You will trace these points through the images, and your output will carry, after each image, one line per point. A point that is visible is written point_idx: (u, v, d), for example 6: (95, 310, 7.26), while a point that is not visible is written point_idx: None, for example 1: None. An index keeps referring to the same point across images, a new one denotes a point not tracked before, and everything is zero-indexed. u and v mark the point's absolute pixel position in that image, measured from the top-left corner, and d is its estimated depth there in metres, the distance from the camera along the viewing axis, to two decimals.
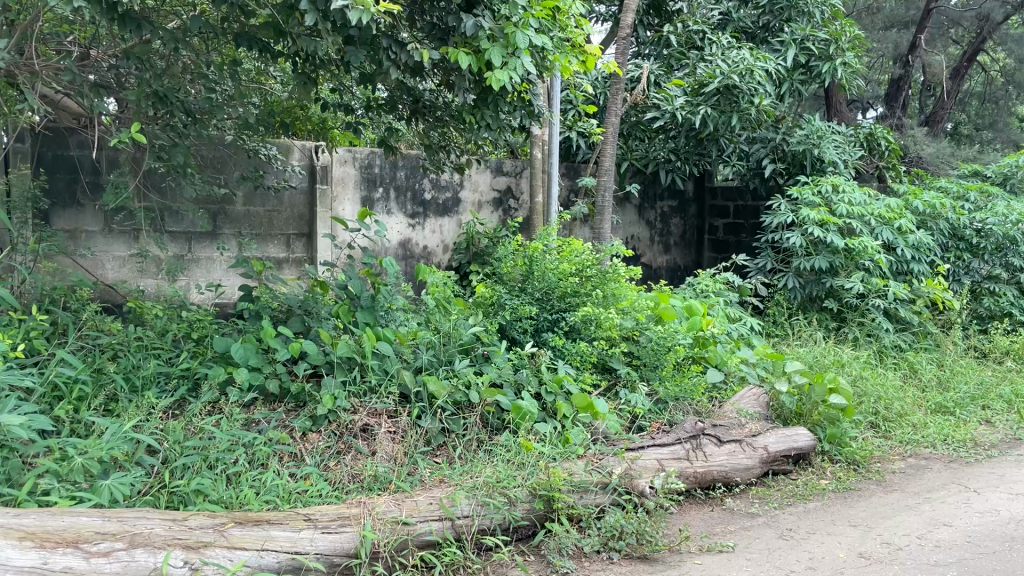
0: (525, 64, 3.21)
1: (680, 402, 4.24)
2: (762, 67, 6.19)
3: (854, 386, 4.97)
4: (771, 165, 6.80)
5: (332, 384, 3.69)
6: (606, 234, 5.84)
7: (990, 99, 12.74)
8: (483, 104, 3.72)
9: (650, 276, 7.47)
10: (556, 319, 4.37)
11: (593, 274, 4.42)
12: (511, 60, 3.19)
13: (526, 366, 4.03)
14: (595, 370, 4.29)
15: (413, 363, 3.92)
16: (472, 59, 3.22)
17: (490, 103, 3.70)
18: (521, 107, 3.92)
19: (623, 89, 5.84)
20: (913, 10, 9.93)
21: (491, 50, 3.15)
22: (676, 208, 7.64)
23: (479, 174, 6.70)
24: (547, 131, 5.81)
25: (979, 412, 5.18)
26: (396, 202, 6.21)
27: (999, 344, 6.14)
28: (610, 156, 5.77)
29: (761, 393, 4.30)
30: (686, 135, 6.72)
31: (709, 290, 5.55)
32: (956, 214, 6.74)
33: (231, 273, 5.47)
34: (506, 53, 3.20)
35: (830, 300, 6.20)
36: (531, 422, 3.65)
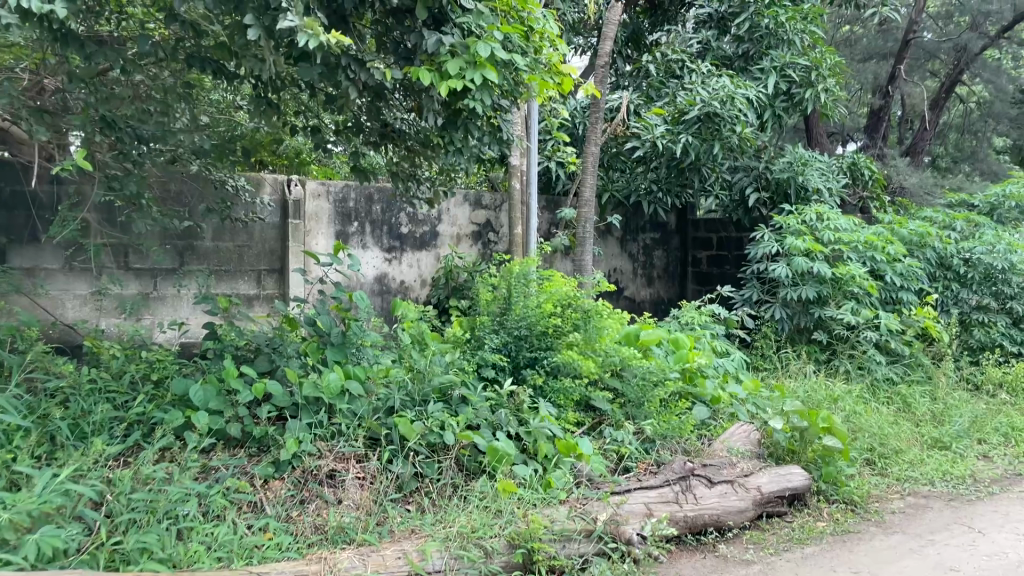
0: (484, 76, 3.03)
1: (668, 442, 4.01)
2: (742, 94, 6.09)
3: (847, 421, 4.78)
4: (754, 194, 6.71)
5: (297, 427, 3.46)
6: (588, 267, 5.63)
7: (969, 130, 12.81)
8: (451, 126, 3.57)
9: (633, 310, 7.30)
10: (539, 357, 4.15)
11: (576, 309, 4.21)
12: (474, 72, 3.03)
13: (504, 406, 3.80)
14: (578, 409, 4.09)
15: (385, 404, 3.67)
16: (435, 75, 3.05)
17: (458, 126, 3.55)
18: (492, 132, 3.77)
19: (603, 119, 5.72)
20: (891, 41, 9.98)
21: (451, 60, 3.01)
22: (658, 240, 7.50)
23: (458, 207, 6.54)
24: (524, 161, 5.53)
25: (976, 447, 5.00)
26: (372, 236, 6.03)
27: (992, 376, 5.98)
28: (590, 188, 5.63)
29: (752, 430, 4.16)
30: (667, 166, 6.55)
31: (694, 322, 5.36)
32: (942, 243, 6.64)
33: (198, 311, 5.23)
34: (468, 67, 3.04)
35: (819, 332, 6.05)
36: (508, 465, 3.43)
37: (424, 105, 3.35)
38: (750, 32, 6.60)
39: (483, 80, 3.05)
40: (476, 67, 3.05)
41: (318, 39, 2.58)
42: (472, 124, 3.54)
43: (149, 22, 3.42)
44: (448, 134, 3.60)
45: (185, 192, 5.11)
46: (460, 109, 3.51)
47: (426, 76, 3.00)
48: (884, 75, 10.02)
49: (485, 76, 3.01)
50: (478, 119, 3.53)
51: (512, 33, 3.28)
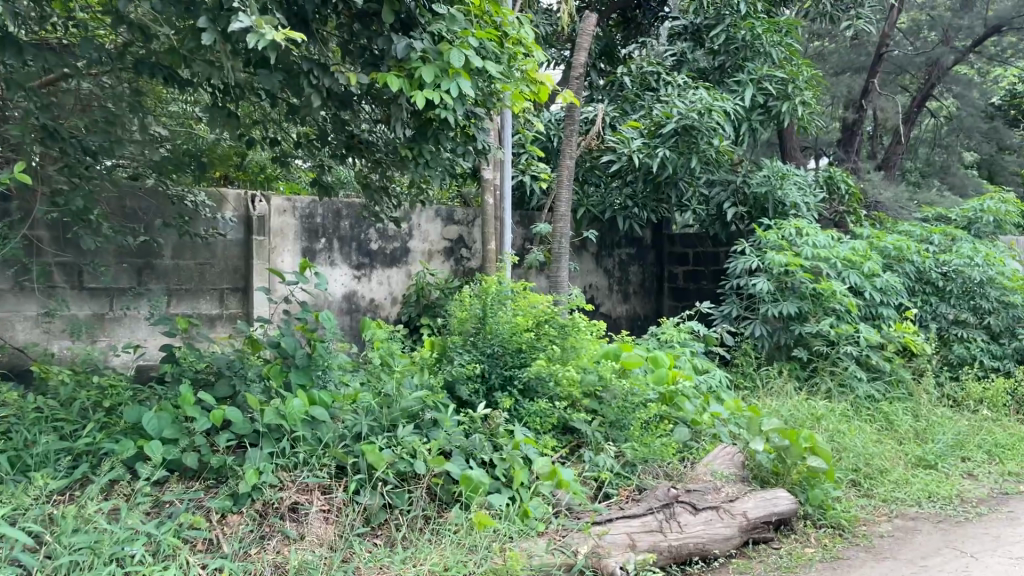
0: (460, 86, 2.88)
1: (650, 465, 3.84)
2: (720, 106, 5.95)
3: (831, 440, 4.64)
4: (732, 208, 6.60)
5: (258, 456, 3.25)
6: (564, 283, 5.46)
7: (940, 145, 12.91)
8: (420, 138, 3.39)
9: (609, 326, 7.15)
10: (512, 376, 3.95)
11: (553, 328, 4.05)
12: (447, 82, 2.87)
13: (479, 431, 3.61)
14: (555, 431, 3.90)
15: (351, 430, 3.46)
16: (406, 83, 2.88)
17: (428, 138, 3.39)
18: (464, 143, 3.61)
19: (579, 131, 5.56)
20: (864, 56, 10.01)
21: (423, 68, 2.84)
22: (634, 255, 7.38)
23: (430, 223, 6.37)
24: (497, 175, 5.36)
25: (961, 465, 4.89)
26: (340, 253, 5.83)
27: (973, 391, 5.88)
28: (566, 202, 5.47)
29: (736, 453, 3.95)
30: (643, 180, 6.42)
31: (673, 339, 5.21)
32: (920, 257, 6.59)
33: (156, 333, 4.98)
34: (440, 75, 2.88)
35: (799, 349, 5.94)
36: (483, 494, 3.24)
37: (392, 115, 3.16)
38: (726, 44, 6.51)
39: (458, 90, 2.89)
40: (449, 76, 2.89)
41: (268, 39, 2.39)
42: (443, 134, 3.38)
43: (98, 27, 3.22)
44: (416, 147, 3.43)
45: (142, 209, 4.96)
46: (430, 119, 3.35)
47: (396, 85, 2.82)
48: (858, 89, 10.04)
49: (459, 86, 2.85)
50: (450, 131, 3.38)
51: (486, 38, 3.10)
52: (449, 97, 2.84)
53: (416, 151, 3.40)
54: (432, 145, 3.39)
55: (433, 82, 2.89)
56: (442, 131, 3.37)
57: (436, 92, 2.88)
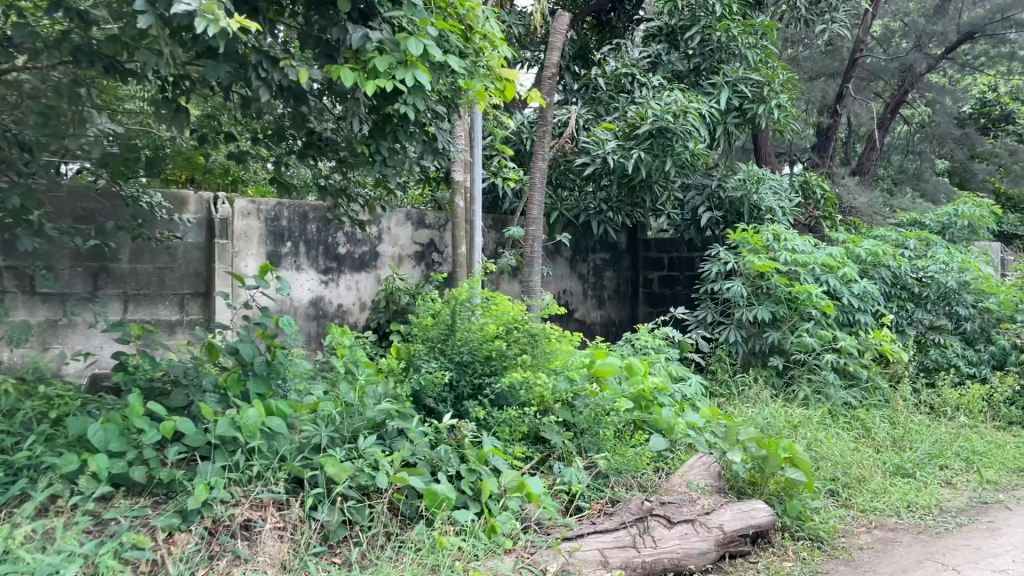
0: (417, 77, 2.79)
1: (622, 476, 3.71)
2: (697, 108, 5.88)
3: (808, 449, 4.53)
4: (707, 213, 6.50)
5: (210, 470, 3.08)
6: (536, 287, 5.32)
7: (913, 151, 12.96)
8: (378, 135, 3.32)
9: (583, 333, 7.02)
10: (482, 385, 3.79)
11: (524, 334, 3.90)
12: (403, 73, 2.78)
13: (445, 442, 3.44)
14: (526, 441, 3.75)
15: (310, 442, 3.29)
16: (359, 74, 2.79)
17: (386, 134, 3.30)
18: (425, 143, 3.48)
19: (551, 132, 5.41)
20: (839, 61, 10.00)
21: (378, 57, 2.75)
22: (609, 260, 7.26)
23: (399, 227, 6.21)
24: (467, 176, 5.22)
25: (939, 474, 4.80)
26: (307, 257, 5.65)
27: (949, 398, 5.81)
28: (538, 205, 5.33)
29: (712, 462, 3.85)
30: (618, 183, 6.27)
31: (648, 345, 5.07)
32: (897, 262, 6.53)
33: (110, 340, 4.77)
34: (396, 65, 2.79)
35: (775, 356, 5.84)
36: (448, 510, 3.07)
37: (348, 109, 3.08)
38: (701, 46, 6.43)
39: (414, 81, 2.80)
40: (406, 66, 2.80)
41: (217, 25, 2.25)
42: (402, 131, 3.29)
43: (40, 15, 3.04)
44: (374, 143, 3.35)
45: (96, 211, 4.76)
46: (390, 115, 3.27)
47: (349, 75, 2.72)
48: (832, 94, 10.02)
49: (415, 76, 2.76)
50: (409, 127, 3.28)
51: (447, 29, 3.01)
52: (403, 88, 2.74)
53: (374, 148, 3.32)
54: (389, 141, 3.30)
55: (388, 72, 2.80)
56: (400, 128, 3.28)
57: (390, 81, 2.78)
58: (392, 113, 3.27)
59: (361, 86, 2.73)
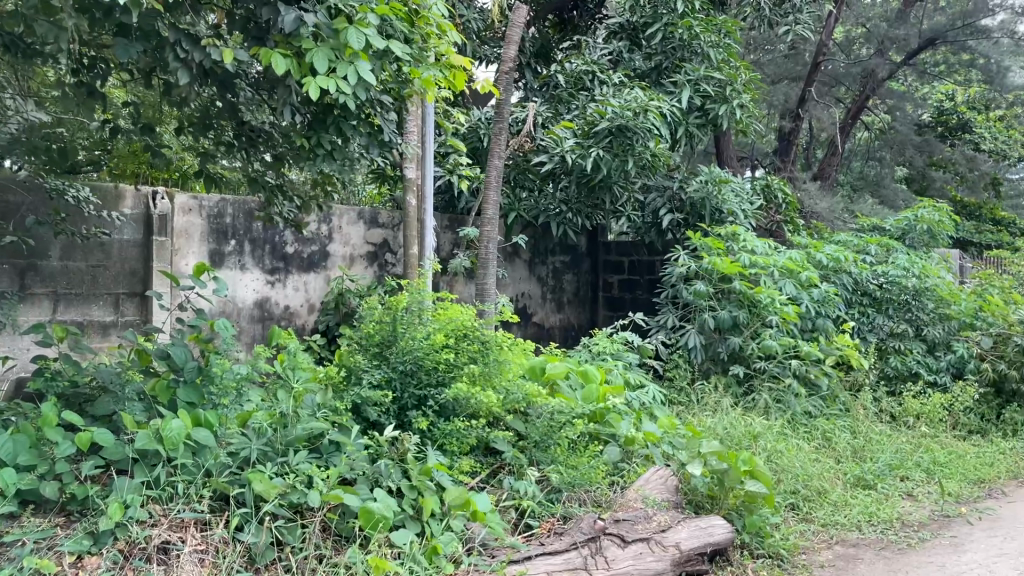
0: (360, 70, 2.62)
1: (575, 491, 3.50)
2: (657, 105, 5.73)
3: (769, 461, 4.39)
4: (669, 215, 6.34)
5: (127, 486, 2.82)
6: (491, 290, 5.11)
7: (874, 158, 13.02)
8: (319, 126, 3.16)
9: (541, 337, 6.84)
10: (427, 396, 3.53)
11: (474, 341, 3.68)
12: (344, 66, 2.61)
13: (386, 456, 3.21)
14: (474, 453, 3.55)
15: (240, 456, 3.05)
16: (294, 64, 2.61)
17: (328, 126, 3.14)
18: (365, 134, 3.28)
19: (508, 129, 5.21)
20: (801, 66, 9.99)
21: (315, 51, 2.56)
22: (568, 263, 7.09)
23: (351, 226, 5.97)
24: (419, 173, 5.01)
25: (900, 485, 4.70)
26: (251, 256, 5.37)
27: (910, 407, 5.73)
28: (494, 205, 5.12)
29: (669, 475, 3.69)
30: (577, 183, 6.09)
31: (606, 351, 4.88)
32: (857, 267, 6.46)
33: (34, 341, 4.45)
34: (336, 58, 2.62)
35: (735, 364, 5.71)
36: (384, 531, 2.86)
37: (281, 97, 2.86)
38: (663, 44, 6.30)
39: (355, 74, 2.64)
40: (346, 58, 2.63)
41: None
42: (344, 123, 3.13)
43: None
44: (314, 135, 3.18)
45: (23, 206, 4.50)
46: (331, 105, 3.10)
47: (282, 65, 2.54)
48: (795, 98, 10.00)
49: (359, 71, 2.59)
50: (351, 118, 3.13)
51: (390, 14, 2.83)
52: (347, 89, 2.58)
53: (314, 140, 3.15)
54: (332, 134, 3.13)
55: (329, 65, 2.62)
56: (343, 120, 3.13)
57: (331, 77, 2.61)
58: (333, 102, 3.10)
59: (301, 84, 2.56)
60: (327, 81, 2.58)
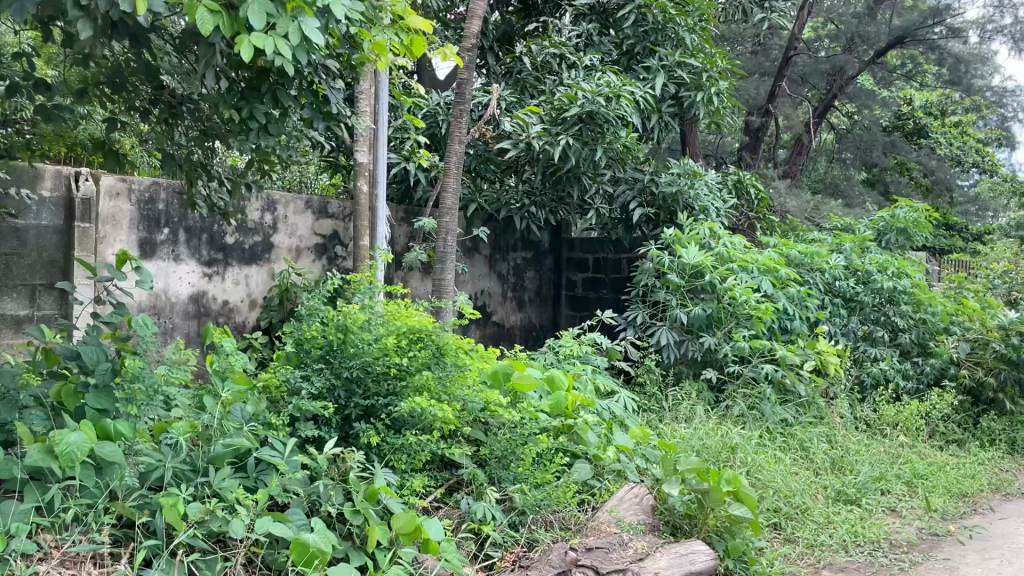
0: (304, 24, 2.30)
1: (541, 513, 3.14)
2: (630, 91, 5.39)
3: (748, 476, 4.05)
4: (639, 209, 6.03)
5: (13, 513, 2.33)
6: (449, 286, 4.68)
7: (837, 159, 12.89)
8: (252, 95, 2.80)
9: (501, 337, 6.43)
10: (374, 407, 3.08)
11: (429, 347, 3.19)
12: (287, 19, 2.29)
13: (326, 475, 2.77)
14: (428, 469, 3.16)
15: (152, 477, 2.59)
16: (223, 16, 2.20)
17: (262, 94, 2.77)
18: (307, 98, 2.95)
19: (470, 113, 4.74)
20: (771, 60, 9.80)
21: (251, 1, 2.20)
22: (530, 260, 6.71)
23: (299, 215, 5.50)
24: (370, 157, 4.53)
25: (882, 499, 4.41)
26: (187, 246, 4.87)
27: (886, 415, 5.45)
28: (453, 194, 4.69)
29: (645, 494, 3.34)
30: (543, 173, 5.72)
31: (573, 354, 4.47)
32: (831, 267, 6.20)
33: None
34: (277, 14, 2.28)
35: (707, 367, 5.40)
36: (319, 568, 2.41)
37: (202, 57, 2.44)
38: (636, 26, 5.94)
39: (301, 31, 2.31)
40: (287, 12, 2.30)
41: None
42: (282, 91, 2.76)
43: None
44: (245, 106, 2.82)
45: None
46: (266, 69, 2.74)
47: (212, 23, 2.15)
48: (764, 93, 9.79)
49: (303, 28, 2.28)
50: (290, 87, 2.76)
51: None
52: (292, 56, 2.28)
53: (244, 112, 2.79)
54: (267, 104, 2.77)
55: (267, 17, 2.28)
56: (279, 89, 2.75)
57: (270, 31, 2.28)
58: (269, 68, 2.73)
59: (236, 41, 2.23)
60: (267, 39, 2.25)
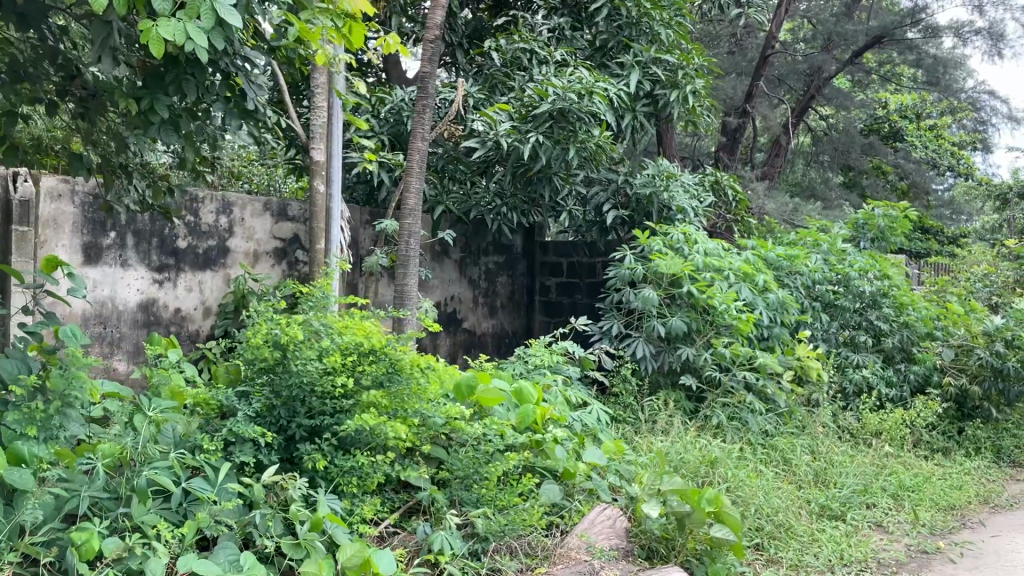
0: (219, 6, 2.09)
1: (505, 539, 2.89)
2: (602, 87, 5.17)
3: (728, 493, 3.82)
4: (613, 211, 5.83)
5: None
6: (412, 291, 4.42)
7: (814, 161, 12.76)
8: (155, 85, 2.64)
9: (472, 344, 6.17)
10: (322, 425, 2.81)
11: (383, 361, 2.92)
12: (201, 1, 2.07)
13: (264, 504, 2.51)
14: (382, 491, 2.90)
15: (68, 507, 2.30)
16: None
17: (167, 84, 2.62)
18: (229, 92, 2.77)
19: (433, 107, 4.48)
20: (748, 59, 9.62)
21: None
22: (502, 264, 6.46)
23: (256, 218, 5.06)
24: (326, 152, 4.25)
25: (868, 514, 4.20)
26: (135, 251, 4.41)
27: (870, 424, 5.26)
28: (415, 194, 4.42)
29: (619, 516, 3.13)
30: (512, 173, 5.48)
31: (544, 364, 4.22)
32: (812, 270, 5.99)
33: None
34: None
35: (686, 375, 5.18)
36: None
37: (97, 38, 2.30)
38: (610, 20, 5.74)
39: (215, 13, 2.09)
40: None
41: None
42: (188, 81, 2.60)
43: None
44: (148, 96, 2.64)
45: None
46: (174, 57, 2.60)
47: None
48: (741, 92, 9.62)
49: (218, 10, 2.07)
50: (199, 78, 2.61)
51: None
52: (206, 45, 2.07)
53: (145, 103, 2.62)
54: (170, 94, 2.61)
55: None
56: (186, 79, 2.61)
57: (179, 18, 2.08)
58: (176, 57, 2.59)
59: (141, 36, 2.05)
60: (176, 27, 2.04)
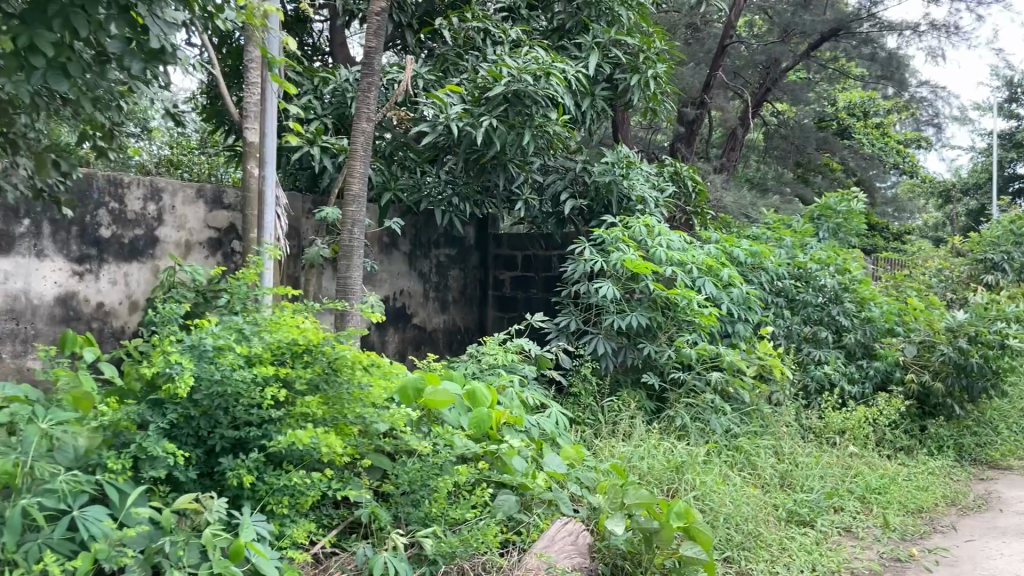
0: None
1: (455, 561, 2.61)
2: (559, 70, 4.93)
3: (695, 501, 3.58)
4: (570, 200, 5.59)
5: None
6: (355, 284, 4.08)
7: (768, 155, 12.70)
8: (38, 21, 2.34)
9: (423, 341, 5.85)
10: (250, 438, 2.48)
11: (323, 361, 2.63)
12: None
13: (177, 531, 2.19)
14: (317, 509, 2.60)
15: None
16: None
17: (51, 19, 2.32)
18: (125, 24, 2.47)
19: (380, 86, 4.16)
20: (707, 48, 9.46)
21: None
22: (454, 257, 6.15)
23: (188, 205, 4.56)
24: (259, 133, 3.93)
25: (837, 519, 4.01)
26: (52, 241, 3.91)
27: (833, 423, 5.09)
28: (359, 178, 4.09)
29: (582, 530, 2.87)
30: (465, 160, 5.19)
31: (498, 364, 3.95)
32: (774, 264, 5.80)
33: None
34: None
35: (648, 373, 4.95)
36: None
37: None
38: (567, 1, 5.48)
39: None
40: None
41: None
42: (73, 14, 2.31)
43: None
44: (27, 34, 2.31)
45: None
46: None
47: None
48: (699, 82, 9.47)
49: None
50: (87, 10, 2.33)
51: None
52: None
53: (23, 40, 2.29)
54: (57, 30, 2.32)
55: None
56: (74, 12, 2.32)
57: None
58: None
59: None
60: None
